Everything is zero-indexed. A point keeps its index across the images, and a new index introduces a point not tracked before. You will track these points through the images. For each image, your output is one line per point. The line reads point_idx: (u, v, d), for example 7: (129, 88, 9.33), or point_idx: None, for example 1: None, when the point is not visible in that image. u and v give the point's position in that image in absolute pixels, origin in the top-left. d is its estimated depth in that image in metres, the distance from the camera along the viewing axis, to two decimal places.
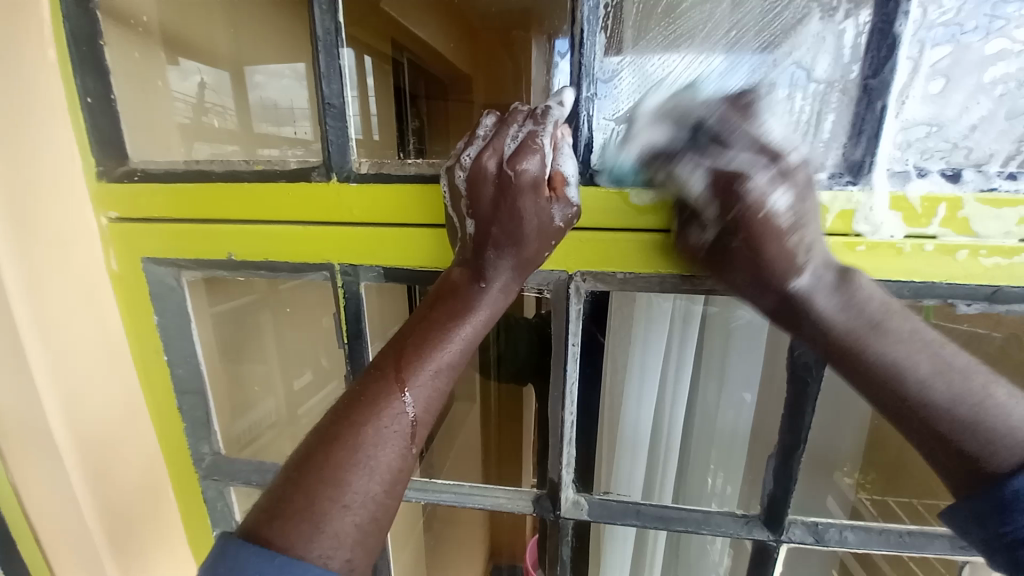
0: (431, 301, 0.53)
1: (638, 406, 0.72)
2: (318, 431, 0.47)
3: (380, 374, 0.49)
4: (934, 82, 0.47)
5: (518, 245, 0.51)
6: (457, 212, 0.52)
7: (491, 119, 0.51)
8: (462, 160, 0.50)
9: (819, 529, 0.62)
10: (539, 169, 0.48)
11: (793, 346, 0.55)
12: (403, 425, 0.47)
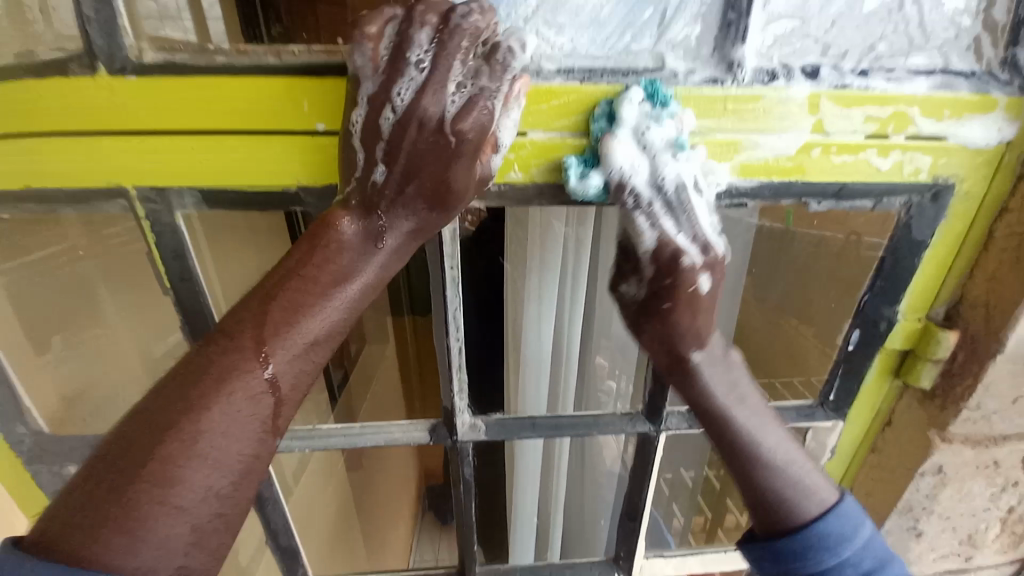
0: (307, 251, 0.44)
1: (534, 325, 0.72)
2: (140, 413, 0.38)
3: (235, 345, 0.41)
4: None
5: (426, 207, 0.45)
6: (366, 153, 0.44)
7: (428, 35, 0.41)
8: (392, 93, 0.41)
9: (692, 417, 0.68)
10: (480, 133, 0.43)
11: None
12: (261, 410, 0.41)
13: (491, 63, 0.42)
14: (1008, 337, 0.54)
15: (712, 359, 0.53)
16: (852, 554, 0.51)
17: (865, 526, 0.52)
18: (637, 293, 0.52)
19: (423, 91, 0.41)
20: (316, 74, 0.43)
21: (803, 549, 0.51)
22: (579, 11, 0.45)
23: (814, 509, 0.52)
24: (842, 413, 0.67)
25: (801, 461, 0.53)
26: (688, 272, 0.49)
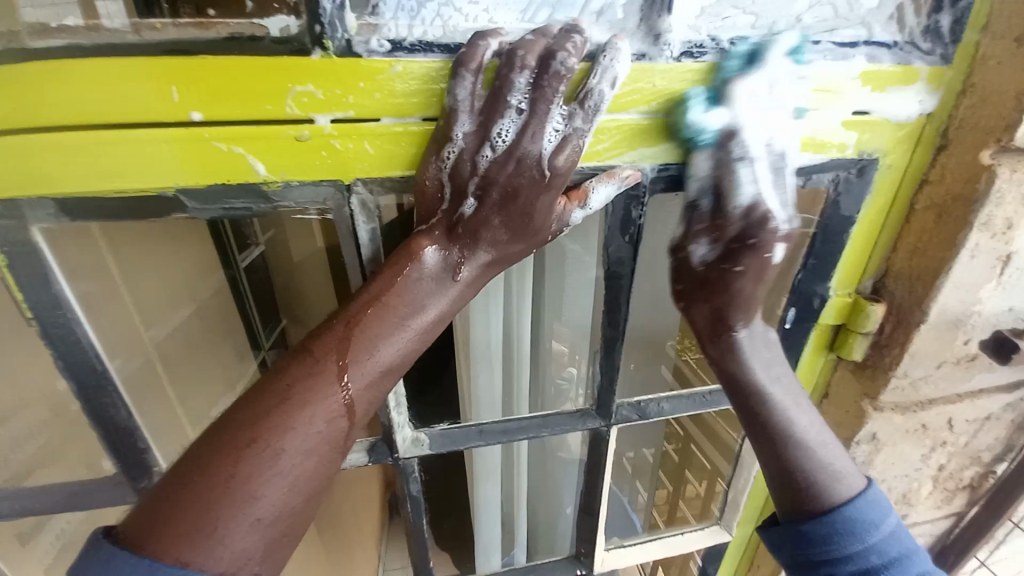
0: (387, 277, 0.42)
1: (482, 328, 0.69)
2: (229, 422, 0.37)
3: (316, 367, 0.39)
4: None
5: (510, 240, 0.44)
6: (454, 185, 0.41)
7: (528, 74, 0.38)
8: (492, 132, 0.39)
9: (642, 406, 0.67)
10: (568, 168, 0.41)
11: (607, 243, 0.53)
12: (335, 432, 0.39)
13: (582, 105, 0.40)
14: (930, 308, 0.55)
15: (754, 336, 0.54)
16: (875, 541, 0.49)
17: (890, 518, 0.51)
18: (707, 254, 0.50)
19: (526, 124, 0.39)
20: (196, 55, 0.36)
21: (820, 535, 0.50)
22: None
23: (845, 492, 0.51)
24: None
25: (834, 452, 0.53)
26: (770, 236, 0.48)
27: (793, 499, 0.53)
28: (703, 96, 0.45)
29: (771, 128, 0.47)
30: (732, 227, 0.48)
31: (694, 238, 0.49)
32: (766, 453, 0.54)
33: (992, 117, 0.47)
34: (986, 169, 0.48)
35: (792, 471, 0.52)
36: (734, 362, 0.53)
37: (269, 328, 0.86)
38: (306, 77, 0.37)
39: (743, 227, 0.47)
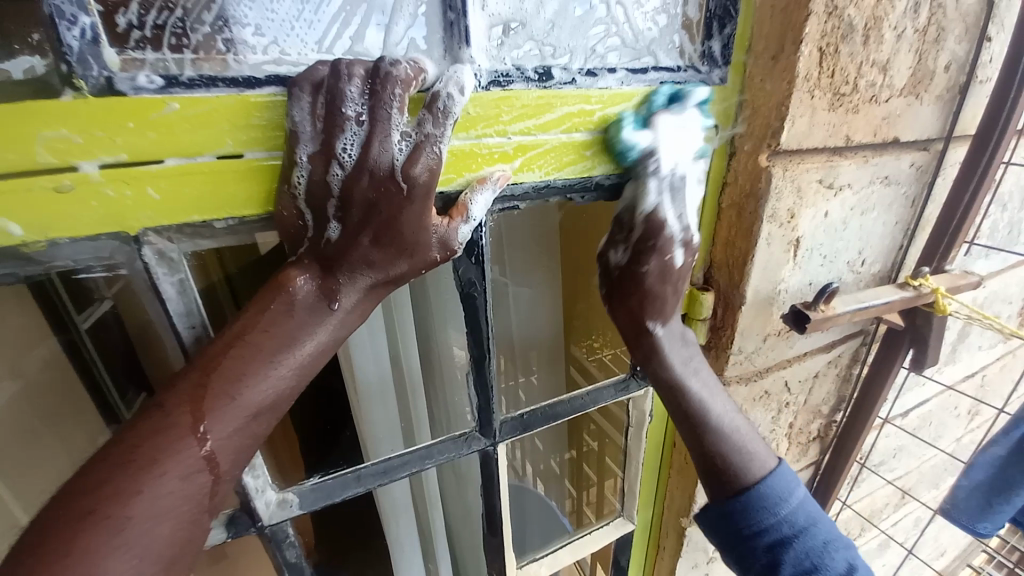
0: (249, 316, 0.37)
1: (363, 365, 0.68)
2: (60, 497, 0.31)
3: (166, 423, 0.33)
4: None
5: (388, 260, 0.41)
6: (315, 209, 0.39)
7: (362, 86, 0.37)
8: (336, 149, 0.37)
9: (525, 419, 0.68)
10: (433, 176, 0.40)
11: (456, 265, 0.54)
12: (196, 490, 0.34)
13: (432, 110, 0.40)
14: (745, 290, 0.64)
15: (673, 334, 0.59)
16: (785, 513, 0.56)
17: (799, 488, 0.58)
18: (622, 257, 0.57)
19: (370, 138, 0.37)
20: None
21: (737, 512, 0.56)
22: (276, 14, 0.39)
23: (760, 466, 0.58)
24: (650, 379, 0.75)
25: (739, 422, 0.59)
26: (667, 240, 0.54)
27: (716, 481, 0.58)
28: (518, 122, 0.47)
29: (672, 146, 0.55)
30: (636, 232, 0.55)
31: (613, 246, 0.57)
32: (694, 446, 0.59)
33: (762, 126, 0.55)
34: (765, 170, 0.56)
35: (722, 453, 0.57)
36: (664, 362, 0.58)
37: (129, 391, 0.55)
38: (57, 122, 0.33)
39: (646, 227, 0.54)
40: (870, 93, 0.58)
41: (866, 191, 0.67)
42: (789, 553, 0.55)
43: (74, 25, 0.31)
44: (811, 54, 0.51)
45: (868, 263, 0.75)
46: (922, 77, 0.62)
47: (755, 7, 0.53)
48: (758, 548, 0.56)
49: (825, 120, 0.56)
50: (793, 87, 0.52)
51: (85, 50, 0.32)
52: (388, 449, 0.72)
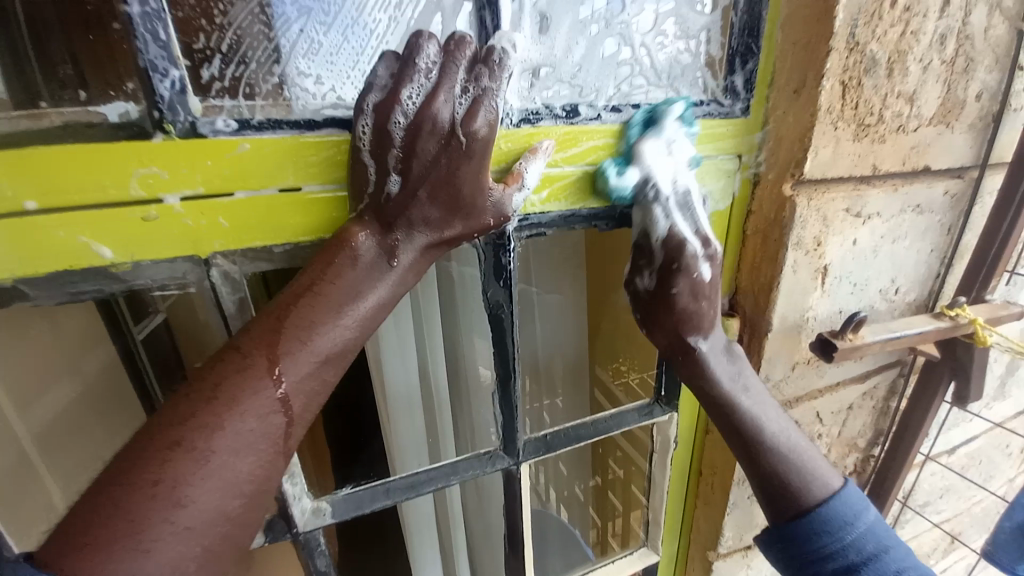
0: (320, 266, 0.40)
1: (396, 380, 0.71)
2: (155, 424, 0.34)
3: (245, 362, 0.36)
4: (537, 22, 0.49)
5: (445, 218, 0.44)
6: (380, 163, 0.41)
7: (434, 48, 0.41)
8: (401, 99, 0.40)
9: (548, 440, 0.69)
10: (490, 133, 0.42)
11: (485, 287, 0.57)
12: (267, 437, 0.36)
13: (489, 63, 0.41)
14: (772, 317, 0.64)
15: (716, 351, 0.58)
16: (852, 537, 0.52)
17: (870, 513, 0.53)
18: (649, 283, 0.57)
19: (433, 93, 0.40)
20: (24, 149, 0.36)
21: (799, 535, 0.53)
22: (336, 64, 0.44)
23: (821, 489, 0.54)
24: (673, 405, 0.75)
25: (800, 440, 0.56)
26: (691, 257, 0.53)
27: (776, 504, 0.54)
28: (548, 154, 0.51)
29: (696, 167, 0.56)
30: (658, 256, 0.55)
31: (639, 271, 0.57)
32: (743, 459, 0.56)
33: (787, 156, 0.57)
34: (790, 199, 0.57)
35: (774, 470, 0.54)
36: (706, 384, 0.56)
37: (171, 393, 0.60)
38: (149, 161, 0.38)
39: (666, 254, 0.54)
40: (897, 123, 0.59)
41: (897, 219, 0.66)
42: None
43: (166, 78, 0.36)
44: (833, 88, 0.52)
45: (902, 291, 0.74)
46: (952, 106, 0.63)
47: (777, 44, 0.55)
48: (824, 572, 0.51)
49: (850, 150, 0.57)
50: (815, 119, 0.53)
51: (178, 103, 0.37)
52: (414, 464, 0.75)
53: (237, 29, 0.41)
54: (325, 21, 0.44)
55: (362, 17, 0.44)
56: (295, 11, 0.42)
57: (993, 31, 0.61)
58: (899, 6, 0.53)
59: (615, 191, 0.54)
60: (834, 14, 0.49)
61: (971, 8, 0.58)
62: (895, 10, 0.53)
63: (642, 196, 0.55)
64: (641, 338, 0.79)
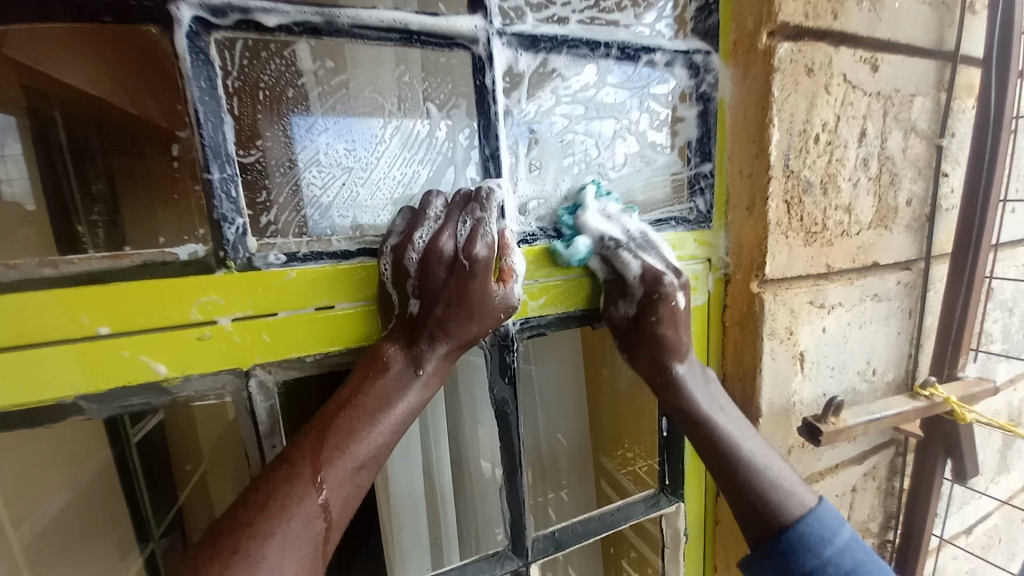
0: (357, 380, 0.46)
1: (402, 476, 0.73)
2: (207, 539, 0.37)
3: (293, 472, 0.40)
4: (530, 166, 0.60)
5: (459, 329, 0.49)
6: (400, 290, 0.49)
7: (441, 201, 0.51)
8: (414, 239, 0.49)
9: (557, 537, 0.70)
10: (490, 254, 0.48)
11: (492, 385, 0.61)
12: (312, 529, 0.39)
13: (480, 200, 0.50)
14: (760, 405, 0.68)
15: (694, 371, 0.61)
16: (831, 555, 0.52)
17: (846, 528, 0.55)
18: (627, 310, 0.60)
19: (440, 229, 0.48)
20: (108, 285, 0.43)
21: (781, 555, 0.53)
22: (371, 206, 0.55)
23: (794, 508, 0.55)
24: (679, 494, 0.77)
25: (776, 461, 0.58)
26: (669, 289, 0.57)
27: (757, 521, 0.55)
28: (545, 267, 0.60)
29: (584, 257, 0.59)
30: (635, 290, 0.58)
31: (615, 302, 0.61)
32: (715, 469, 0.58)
33: (749, 260, 0.66)
34: (757, 296, 0.65)
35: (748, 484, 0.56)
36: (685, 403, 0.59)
37: (164, 508, 0.66)
38: (211, 290, 0.45)
39: (645, 288, 0.57)
40: (841, 229, 0.69)
41: (859, 308, 0.74)
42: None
43: (233, 225, 0.45)
44: (779, 206, 0.63)
45: (879, 372, 0.79)
46: (886, 212, 0.73)
47: (728, 171, 0.67)
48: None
49: (803, 254, 0.66)
50: (767, 231, 0.63)
51: (236, 242, 0.46)
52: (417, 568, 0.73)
53: (292, 184, 0.52)
54: (364, 174, 0.55)
55: (393, 170, 0.56)
56: (339, 169, 0.54)
57: (910, 151, 0.73)
58: (823, 140, 0.65)
59: (574, 253, 0.58)
60: (770, 151, 0.61)
61: (886, 135, 0.70)
62: (820, 145, 0.65)
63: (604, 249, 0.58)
64: (643, 421, 0.82)
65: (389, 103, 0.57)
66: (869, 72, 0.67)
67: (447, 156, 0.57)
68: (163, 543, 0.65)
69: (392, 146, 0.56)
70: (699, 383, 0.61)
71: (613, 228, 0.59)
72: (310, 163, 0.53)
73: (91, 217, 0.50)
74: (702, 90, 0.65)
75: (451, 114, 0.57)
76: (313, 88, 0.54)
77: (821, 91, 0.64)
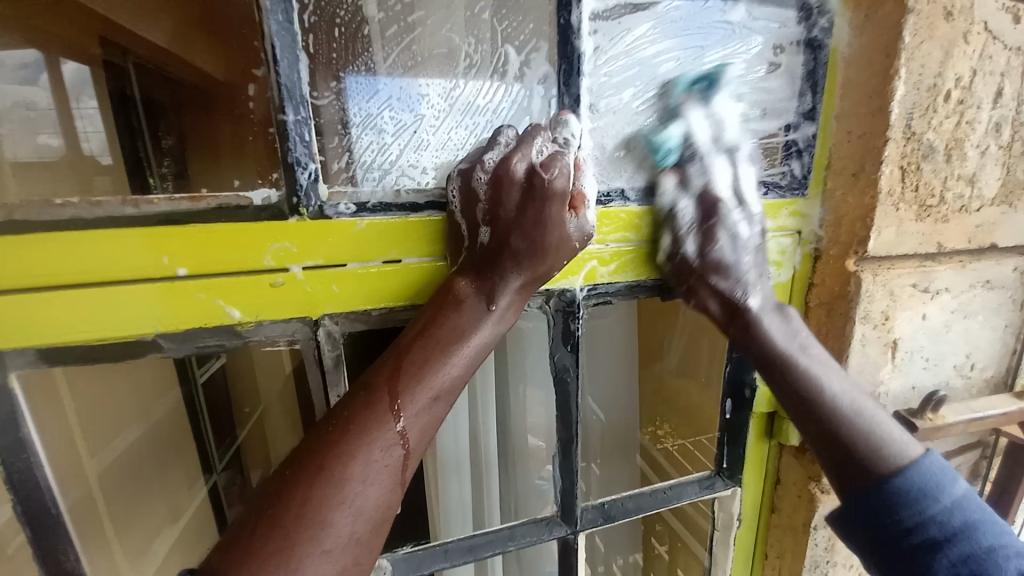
0: (430, 313, 0.45)
1: (450, 435, 0.72)
2: (294, 460, 0.37)
3: (371, 399, 0.40)
4: (605, 121, 0.55)
5: (533, 261, 0.47)
6: (469, 219, 0.47)
7: (514, 130, 0.48)
8: (484, 159, 0.46)
9: (607, 508, 0.68)
10: (565, 184, 0.46)
11: (552, 351, 0.59)
12: (394, 461, 0.39)
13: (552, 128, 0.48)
14: None
15: (767, 307, 0.56)
16: (939, 511, 0.46)
17: (957, 484, 0.48)
18: (696, 247, 0.56)
19: (512, 151, 0.46)
20: (185, 224, 0.43)
21: (879, 505, 0.48)
22: (442, 156, 0.52)
23: (894, 462, 0.49)
24: (736, 479, 0.73)
25: (876, 411, 0.52)
26: (727, 220, 0.55)
27: (847, 475, 0.50)
28: (621, 230, 0.56)
29: (660, 161, 0.55)
30: (688, 214, 0.55)
31: (682, 239, 0.56)
32: (774, 372, 0.54)
33: (848, 234, 0.59)
34: (852, 274, 0.59)
35: (838, 429, 0.51)
36: (761, 330, 0.55)
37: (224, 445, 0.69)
38: (283, 238, 0.45)
39: (699, 212, 0.55)
40: (959, 204, 0.60)
41: (966, 295, 0.65)
42: (939, 559, 0.45)
43: (306, 170, 0.44)
44: (892, 173, 0.55)
45: (981, 368, 0.70)
46: (1014, 187, 0.62)
47: (831, 133, 0.59)
48: (902, 544, 0.46)
49: (914, 229, 0.59)
50: (876, 201, 0.56)
51: (306, 186, 0.44)
52: (463, 525, 0.74)
53: (361, 131, 0.50)
54: (435, 123, 0.53)
55: (465, 119, 0.53)
56: (410, 117, 0.52)
57: None
58: (954, 98, 0.56)
59: (663, 147, 0.54)
60: (890, 109, 0.53)
61: None
62: (949, 104, 0.56)
63: (685, 154, 0.55)
64: (700, 412, 0.77)
65: (464, 45, 0.55)
66: (1011, 24, 0.56)
67: (522, 102, 0.53)
68: (225, 477, 0.68)
69: (465, 94, 0.54)
70: (769, 318, 0.55)
71: (699, 120, 0.55)
72: (381, 109, 0.52)
73: (160, 169, 0.52)
74: (811, 36, 0.57)
75: (529, 62, 0.52)
76: (386, 27, 0.53)
77: (959, 41, 0.54)
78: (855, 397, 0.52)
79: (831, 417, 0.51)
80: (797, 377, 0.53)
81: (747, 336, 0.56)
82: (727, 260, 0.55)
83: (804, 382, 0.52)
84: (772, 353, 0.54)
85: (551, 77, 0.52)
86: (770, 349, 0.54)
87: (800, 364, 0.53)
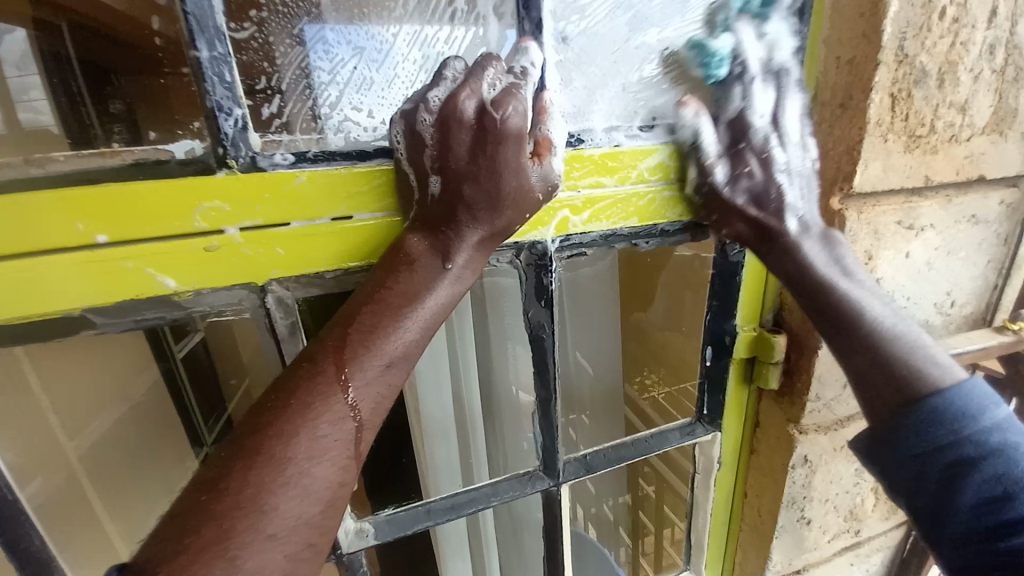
0: (381, 274, 0.41)
1: (431, 395, 0.70)
2: (234, 439, 0.34)
3: (316, 370, 0.37)
4: (568, 54, 0.50)
5: (490, 213, 0.43)
6: (417, 168, 0.42)
7: (461, 62, 0.43)
8: (429, 98, 0.41)
9: (588, 460, 0.68)
10: (522, 119, 0.41)
11: (526, 308, 0.56)
12: (345, 435, 0.36)
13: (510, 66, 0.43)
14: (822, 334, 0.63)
15: (813, 235, 0.52)
16: (971, 433, 0.45)
17: (999, 408, 0.46)
18: (725, 173, 0.52)
19: (459, 87, 0.40)
20: (106, 184, 0.38)
21: (911, 425, 0.47)
22: (389, 99, 0.47)
23: (929, 384, 0.47)
24: (717, 424, 0.73)
25: (917, 332, 0.50)
26: (761, 143, 0.50)
27: (881, 399, 0.49)
28: (593, 175, 0.52)
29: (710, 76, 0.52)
30: (721, 139, 0.52)
31: (710, 167, 0.52)
32: (804, 294, 0.52)
33: (833, 170, 0.56)
34: (837, 213, 0.56)
35: (882, 353, 0.48)
36: (799, 257, 0.51)
37: (213, 419, 0.63)
38: (210, 194, 0.40)
39: (731, 135, 0.51)
40: (949, 133, 0.57)
41: (951, 231, 0.63)
42: (971, 477, 0.44)
43: (230, 117, 0.39)
44: (882, 101, 0.51)
45: (959, 306, 0.69)
46: (1005, 114, 0.59)
47: (819, 58, 0.55)
48: (930, 467, 0.46)
49: (901, 162, 0.55)
50: (863, 132, 0.52)
51: (232, 137, 0.39)
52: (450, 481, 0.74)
53: (294, 69, 0.45)
54: (379, 60, 0.47)
55: (414, 53, 0.48)
56: (349, 51, 0.47)
57: None
58: (948, 17, 0.51)
59: (715, 56, 0.50)
60: (882, 27, 0.49)
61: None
62: (944, 22, 0.51)
63: (734, 70, 0.51)
64: (683, 360, 0.76)
65: None
66: None
67: (475, 33, 0.48)
68: (214, 449, 0.62)
69: (411, 24, 0.48)
70: (815, 245, 0.52)
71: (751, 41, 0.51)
72: (316, 43, 0.47)
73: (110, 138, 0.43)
74: None
75: None
76: None
77: None
78: (896, 316, 0.50)
79: (869, 335, 0.49)
80: (834, 299, 0.50)
81: (782, 264, 0.52)
82: (761, 180, 0.51)
83: (843, 304, 0.50)
84: (809, 280, 0.51)
85: (507, 1, 0.47)
86: (808, 277, 0.51)
87: (841, 287, 0.50)
